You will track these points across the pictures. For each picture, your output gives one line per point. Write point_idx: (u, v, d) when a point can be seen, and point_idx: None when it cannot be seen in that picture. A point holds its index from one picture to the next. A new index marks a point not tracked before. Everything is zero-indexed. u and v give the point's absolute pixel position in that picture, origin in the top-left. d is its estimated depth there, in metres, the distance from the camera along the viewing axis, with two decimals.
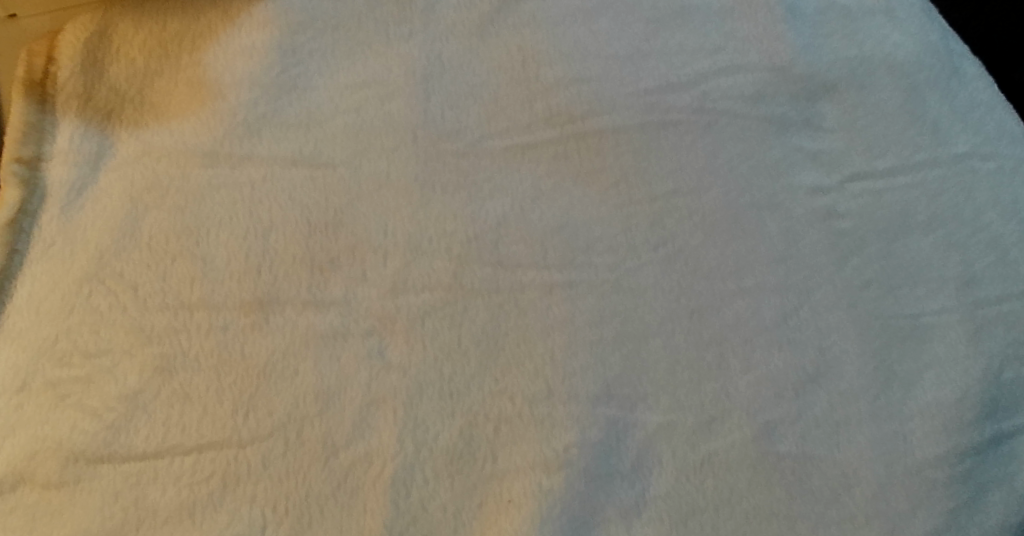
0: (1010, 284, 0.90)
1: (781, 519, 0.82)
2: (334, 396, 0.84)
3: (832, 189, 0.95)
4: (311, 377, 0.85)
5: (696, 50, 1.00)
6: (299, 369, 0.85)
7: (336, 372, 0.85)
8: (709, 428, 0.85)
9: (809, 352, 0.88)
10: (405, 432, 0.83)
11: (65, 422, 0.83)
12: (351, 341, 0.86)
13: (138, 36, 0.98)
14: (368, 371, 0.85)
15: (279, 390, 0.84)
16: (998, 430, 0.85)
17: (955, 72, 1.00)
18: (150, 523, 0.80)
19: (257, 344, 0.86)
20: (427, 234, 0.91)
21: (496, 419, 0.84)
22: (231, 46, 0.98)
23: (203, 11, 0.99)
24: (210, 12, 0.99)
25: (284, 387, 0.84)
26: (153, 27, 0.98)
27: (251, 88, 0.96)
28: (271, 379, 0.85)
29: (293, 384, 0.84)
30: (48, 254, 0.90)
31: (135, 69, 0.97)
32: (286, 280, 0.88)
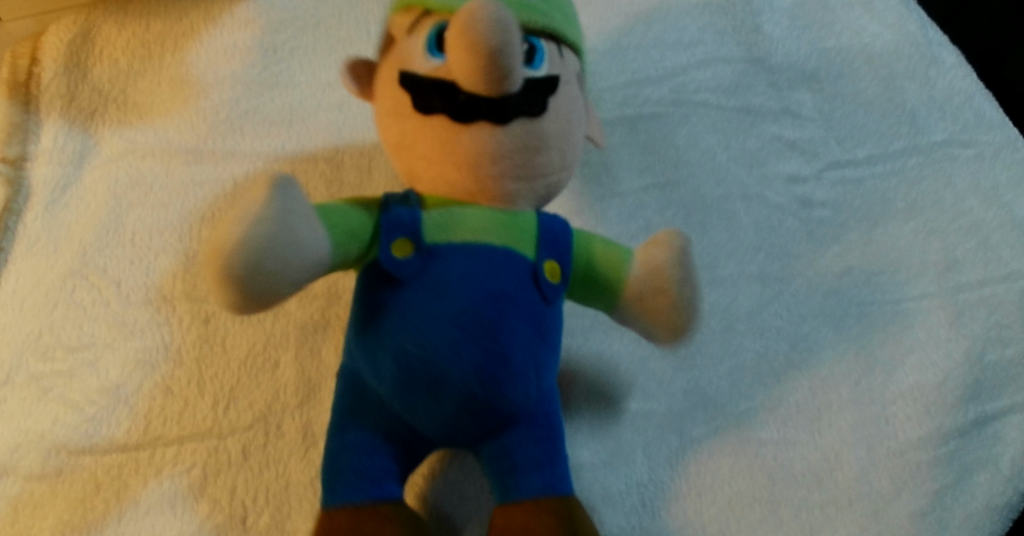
0: (990, 269, 0.90)
1: (763, 504, 0.82)
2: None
3: (810, 177, 0.95)
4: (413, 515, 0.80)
5: (676, 43, 1.00)
6: (560, 516, 0.79)
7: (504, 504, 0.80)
8: (690, 416, 0.85)
9: (789, 339, 0.88)
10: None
11: (47, 415, 0.83)
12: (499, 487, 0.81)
13: (230, 276, 0.75)
14: (583, 530, 0.78)
15: (505, 518, 0.79)
16: (981, 412, 0.85)
17: (933, 61, 1.00)
18: (131, 514, 0.80)
19: (358, 460, 0.79)
20: (552, 434, 0.82)
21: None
22: (416, 371, 0.78)
23: (411, 277, 0.80)
24: (395, 299, 0.79)
25: (524, 519, 0.79)
26: (290, 270, 0.76)
27: (424, 398, 0.78)
28: (512, 520, 0.79)
29: (530, 518, 0.78)
30: (34, 251, 0.91)
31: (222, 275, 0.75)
32: (443, 425, 0.80)
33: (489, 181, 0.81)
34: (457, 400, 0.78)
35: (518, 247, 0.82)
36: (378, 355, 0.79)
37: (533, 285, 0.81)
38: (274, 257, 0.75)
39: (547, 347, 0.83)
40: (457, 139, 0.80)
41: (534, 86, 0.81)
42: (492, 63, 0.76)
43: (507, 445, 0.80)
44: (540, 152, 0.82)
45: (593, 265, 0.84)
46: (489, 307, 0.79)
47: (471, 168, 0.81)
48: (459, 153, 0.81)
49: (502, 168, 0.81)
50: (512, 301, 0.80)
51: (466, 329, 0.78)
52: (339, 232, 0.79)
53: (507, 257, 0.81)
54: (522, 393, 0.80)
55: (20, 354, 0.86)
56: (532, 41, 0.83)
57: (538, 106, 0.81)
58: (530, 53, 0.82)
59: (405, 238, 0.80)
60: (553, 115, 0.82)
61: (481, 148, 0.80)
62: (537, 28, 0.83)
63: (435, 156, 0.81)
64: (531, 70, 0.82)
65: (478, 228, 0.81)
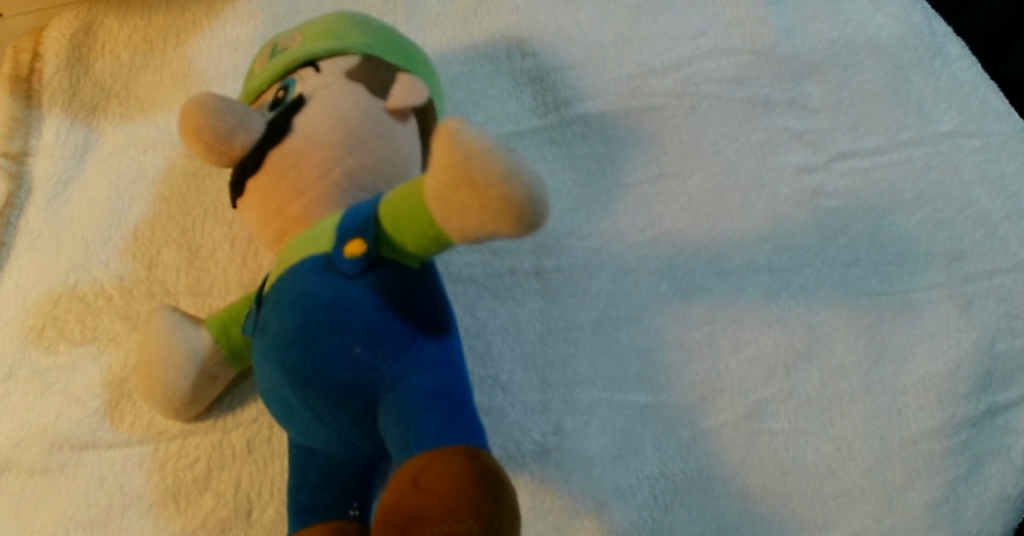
0: (1000, 259, 0.89)
1: (775, 496, 0.81)
2: (414, 503, 0.66)
3: (817, 167, 0.94)
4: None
5: (679, 35, 1.00)
6: (433, 463, 0.68)
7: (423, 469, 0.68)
8: (700, 408, 0.83)
9: (800, 331, 0.86)
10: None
11: (51, 409, 0.83)
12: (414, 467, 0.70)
13: (166, 388, 0.78)
14: (437, 482, 0.67)
15: (380, 503, 0.68)
16: (992, 403, 0.84)
17: (938, 52, 0.99)
18: (136, 508, 0.79)
19: (309, 518, 0.74)
20: (455, 398, 0.71)
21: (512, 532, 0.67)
22: (296, 406, 0.74)
23: (252, 332, 0.76)
24: (260, 344, 0.75)
25: (391, 502, 0.67)
26: (195, 375, 0.78)
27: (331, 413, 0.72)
28: (384, 508, 0.68)
29: (396, 496, 0.67)
30: (35, 245, 0.90)
31: (153, 397, 0.79)
32: (369, 440, 0.73)
33: (289, 212, 0.82)
34: (352, 413, 0.72)
35: (312, 250, 0.75)
36: (273, 398, 0.75)
37: (330, 275, 0.74)
38: (190, 367, 0.78)
39: (381, 320, 0.73)
40: (268, 183, 0.83)
41: (279, 120, 0.83)
42: (212, 141, 0.82)
43: (394, 422, 0.70)
44: (303, 164, 0.82)
45: (395, 206, 0.73)
46: (313, 316, 0.73)
47: (281, 213, 0.83)
48: (274, 195, 0.83)
49: (291, 197, 0.82)
50: (351, 307, 0.72)
51: (307, 357, 0.72)
52: (222, 333, 0.80)
53: (313, 265, 0.74)
54: (370, 379, 0.71)
55: (24, 351, 0.85)
56: (285, 82, 0.85)
57: (287, 130, 0.83)
58: (282, 92, 0.85)
59: (251, 306, 0.78)
60: (299, 133, 0.83)
61: (285, 180, 0.82)
62: (287, 70, 0.86)
63: (265, 218, 0.84)
64: (281, 105, 0.84)
65: (290, 254, 0.76)
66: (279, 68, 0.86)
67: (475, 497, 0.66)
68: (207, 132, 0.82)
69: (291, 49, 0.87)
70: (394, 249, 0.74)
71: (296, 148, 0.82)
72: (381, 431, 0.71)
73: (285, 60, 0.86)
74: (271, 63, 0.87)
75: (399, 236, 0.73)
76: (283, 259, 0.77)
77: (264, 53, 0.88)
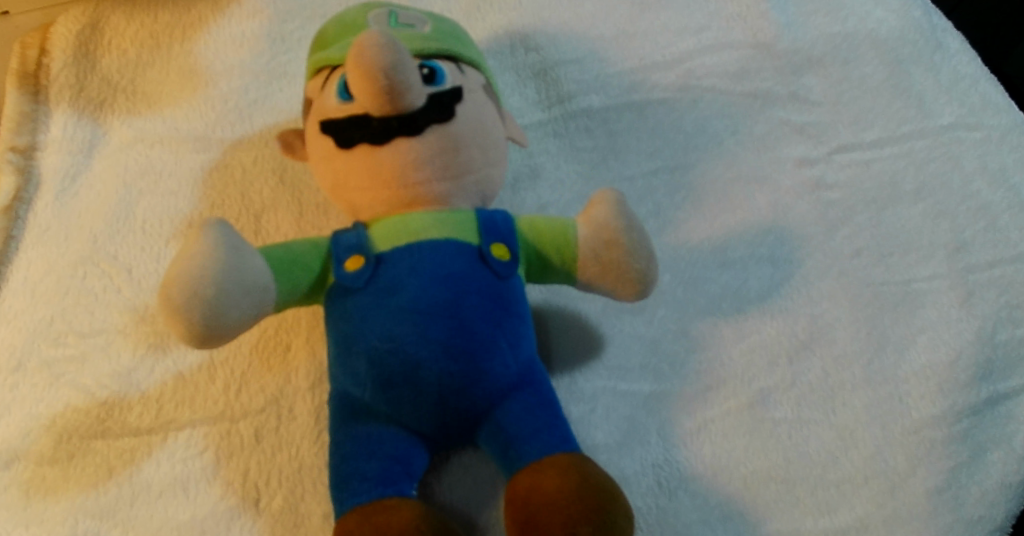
0: (1000, 250, 0.90)
1: (779, 483, 0.81)
2: (591, 492, 0.71)
3: (818, 159, 0.95)
4: (434, 513, 0.73)
5: (682, 29, 1.01)
6: (587, 464, 0.73)
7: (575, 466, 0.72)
8: (704, 397, 0.83)
9: (802, 321, 0.87)
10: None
11: (60, 400, 0.83)
12: (510, 461, 0.75)
13: (207, 314, 0.73)
14: (603, 480, 0.72)
15: (534, 483, 0.72)
16: (993, 392, 0.84)
17: (938, 47, 1.00)
18: (144, 497, 0.80)
19: (383, 490, 0.73)
20: (554, 408, 0.76)
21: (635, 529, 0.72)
22: (412, 373, 0.74)
23: (362, 285, 0.76)
24: (379, 306, 0.75)
25: (558, 485, 0.71)
26: (245, 309, 0.74)
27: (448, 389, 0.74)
28: (546, 490, 0.71)
29: (565, 481, 0.71)
30: (43, 238, 0.91)
31: (175, 315, 0.73)
32: (460, 424, 0.76)
33: (415, 189, 0.78)
34: (472, 398, 0.75)
35: (459, 235, 0.77)
36: (369, 360, 0.74)
37: (480, 266, 0.77)
38: (242, 298, 0.74)
39: (523, 327, 0.77)
40: (393, 151, 0.77)
41: (437, 101, 0.78)
42: (394, 89, 0.74)
43: (501, 421, 0.75)
44: (458, 154, 0.78)
45: (544, 234, 0.79)
46: (465, 298, 0.75)
47: (399, 183, 0.77)
48: (396, 165, 0.77)
49: (427, 175, 0.78)
50: (499, 301, 0.76)
51: (459, 333, 0.74)
52: (286, 278, 0.76)
53: (459, 249, 0.77)
54: (505, 377, 0.75)
55: (32, 344, 0.86)
56: (430, 63, 0.79)
57: (448, 114, 0.78)
58: (431, 73, 0.78)
59: (350, 256, 0.77)
60: (462, 121, 0.78)
61: (408, 156, 0.77)
62: (434, 53, 0.80)
63: (372, 182, 0.78)
64: (433, 86, 0.78)
65: (428, 226, 0.77)
66: (424, 47, 0.79)
67: (620, 501, 0.71)
68: (393, 76, 0.73)
69: (424, 33, 0.80)
70: (522, 265, 0.79)
71: (455, 134, 0.78)
72: (485, 422, 0.76)
73: (426, 40, 0.80)
74: (399, 32, 0.80)
75: (537, 262, 0.79)
76: (398, 224, 0.77)
77: (383, 20, 0.81)
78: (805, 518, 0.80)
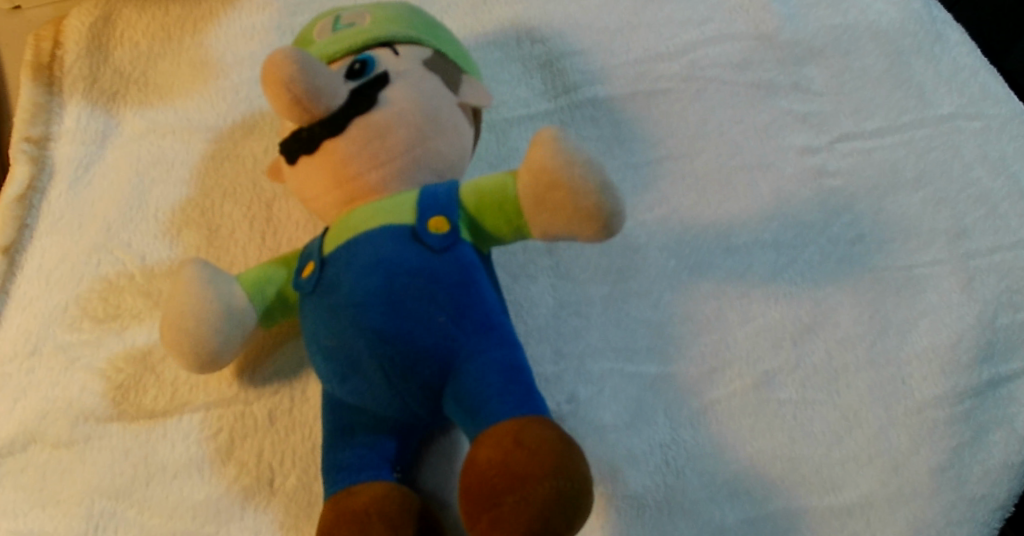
0: (1001, 236, 0.90)
1: (784, 462, 0.82)
2: (519, 459, 0.67)
3: (821, 148, 0.95)
4: (408, 496, 0.72)
5: (685, 21, 1.02)
6: (529, 426, 0.69)
7: (511, 432, 0.68)
8: (710, 379, 0.85)
9: (806, 304, 0.87)
10: (551, 507, 0.66)
11: (76, 384, 0.85)
12: (471, 433, 0.71)
13: (193, 341, 0.75)
14: (540, 443, 0.68)
15: (471, 456, 0.69)
16: (994, 374, 0.85)
17: (938, 38, 1.00)
18: (159, 478, 0.81)
19: (357, 477, 0.73)
20: (509, 371, 0.72)
21: (585, 493, 0.67)
22: (360, 368, 0.73)
23: (311, 289, 0.76)
24: (323, 305, 0.75)
25: (489, 456, 0.68)
26: (231, 334, 0.76)
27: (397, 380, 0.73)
28: (479, 461, 0.68)
29: (496, 451, 0.68)
30: (57, 226, 0.92)
31: (174, 349, 0.76)
32: (424, 405, 0.73)
33: (354, 182, 0.77)
34: (420, 379, 0.72)
35: (394, 218, 0.75)
36: (323, 358, 0.75)
37: (415, 246, 0.74)
38: (223, 322, 0.76)
39: (475, 294, 0.74)
40: (326, 153, 0.77)
41: (359, 93, 0.77)
42: (301, 98, 0.75)
43: (456, 395, 0.72)
44: (387, 139, 0.77)
45: (483, 196, 0.75)
46: (398, 282, 0.73)
47: (339, 180, 0.77)
48: (332, 164, 0.77)
49: (360, 166, 0.77)
50: (436, 278, 0.73)
51: (392, 319, 0.72)
52: (257, 295, 0.78)
53: (393, 233, 0.74)
54: (448, 352, 0.72)
55: (48, 329, 0.87)
56: (361, 57, 0.79)
57: (370, 102, 0.77)
58: (360, 67, 0.78)
59: (306, 263, 0.77)
60: (388, 107, 0.77)
61: (339, 153, 0.77)
62: (365, 47, 0.79)
63: (318, 186, 0.78)
64: (360, 79, 0.78)
65: (366, 219, 0.76)
66: (354, 44, 0.79)
67: (565, 458, 0.67)
68: (295, 87, 0.74)
69: (360, 29, 0.80)
70: (469, 232, 0.76)
71: (380, 121, 0.77)
72: (446, 398, 0.73)
73: (358, 36, 0.80)
74: (335, 37, 0.80)
75: (485, 227, 0.76)
76: (343, 224, 0.77)
77: (325, 26, 0.81)
78: (810, 496, 0.81)
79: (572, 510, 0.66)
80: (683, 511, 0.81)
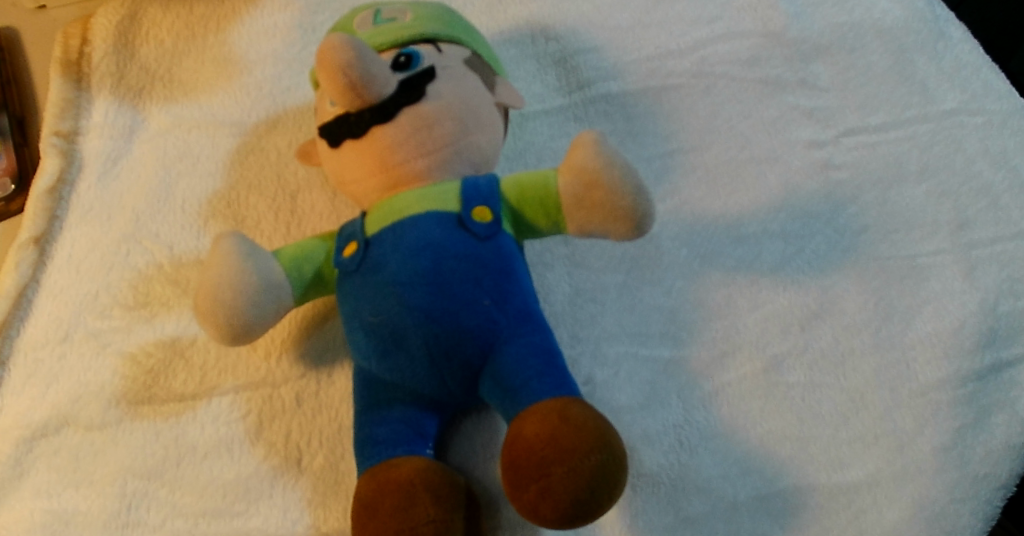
0: (1001, 227, 0.92)
1: (792, 442, 0.85)
2: (567, 433, 0.71)
3: (827, 142, 0.97)
4: (440, 470, 0.76)
5: (695, 19, 1.04)
6: (570, 405, 0.73)
7: (554, 410, 0.72)
8: (721, 362, 0.87)
9: (813, 292, 0.90)
10: (596, 478, 0.70)
11: (107, 369, 0.88)
12: (508, 412, 0.76)
13: (230, 311, 0.78)
14: (584, 420, 0.72)
15: (517, 431, 0.73)
16: (996, 359, 0.87)
17: (941, 36, 1.02)
18: (190, 458, 0.84)
19: (394, 451, 0.76)
20: (548, 355, 0.76)
21: (623, 466, 0.72)
22: (402, 342, 0.76)
23: (355, 267, 0.79)
24: (366, 284, 0.78)
25: (537, 430, 0.72)
26: (266, 305, 0.79)
27: (439, 357, 0.76)
28: (527, 435, 0.72)
29: (543, 425, 0.72)
30: (87, 217, 0.95)
31: (208, 319, 0.78)
32: (461, 384, 0.77)
33: (399, 168, 0.80)
34: (462, 359, 0.76)
35: (439, 205, 0.79)
36: (365, 334, 0.78)
37: (460, 232, 0.78)
38: (260, 295, 0.78)
39: (515, 282, 0.78)
40: (373, 139, 0.80)
41: (408, 84, 0.80)
42: (356, 83, 0.77)
43: (496, 375, 0.76)
44: (434, 129, 0.80)
45: (525, 191, 0.80)
46: (445, 265, 0.77)
47: (384, 165, 0.80)
48: (377, 150, 0.80)
49: (406, 154, 0.80)
50: (481, 262, 0.77)
51: (439, 299, 0.76)
52: (294, 270, 0.81)
53: (439, 219, 0.78)
54: (493, 332, 0.76)
55: (80, 316, 0.90)
56: (407, 50, 0.81)
57: (420, 93, 0.80)
58: (407, 59, 0.80)
59: (347, 244, 0.80)
60: (435, 99, 0.80)
61: (386, 140, 0.79)
62: (410, 41, 0.82)
63: (361, 170, 0.81)
64: (408, 71, 0.80)
65: (411, 204, 0.79)
66: (400, 37, 0.82)
67: (606, 436, 0.72)
68: (351, 72, 0.76)
69: (403, 24, 0.82)
70: (508, 224, 0.80)
71: (428, 112, 0.79)
72: (484, 377, 0.77)
73: (403, 30, 0.82)
74: (378, 30, 0.82)
75: (523, 220, 0.80)
76: (386, 207, 0.80)
77: (367, 19, 0.83)
78: (818, 474, 0.84)
79: (612, 482, 0.71)
80: (696, 489, 0.84)
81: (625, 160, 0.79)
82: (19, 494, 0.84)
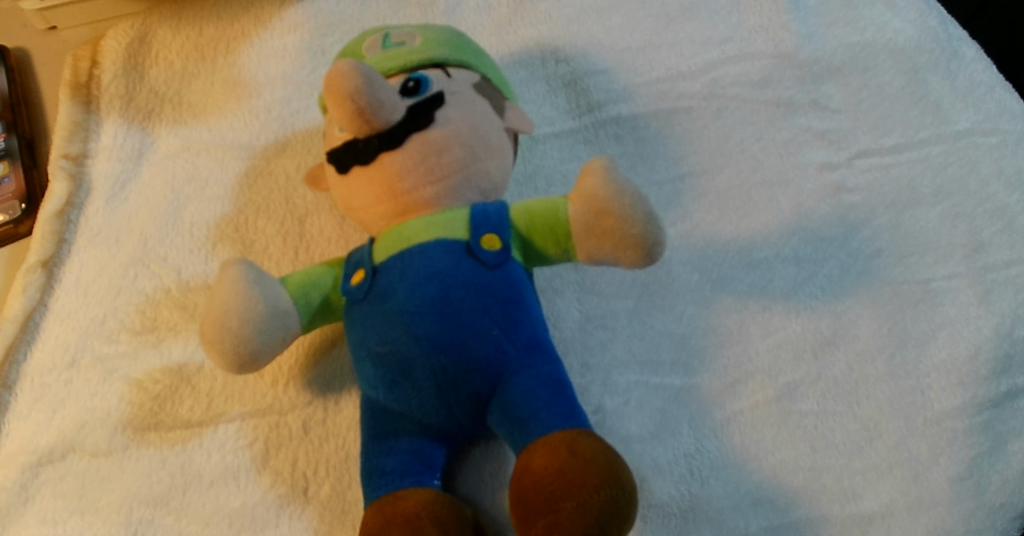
0: (1016, 250, 0.90)
1: (806, 471, 0.84)
2: (575, 467, 0.70)
3: (840, 165, 0.96)
4: (448, 502, 0.75)
5: (705, 41, 1.03)
6: (579, 438, 0.72)
7: (563, 445, 0.72)
8: (732, 390, 0.86)
9: (826, 318, 0.89)
10: (604, 513, 0.69)
11: (114, 394, 0.87)
12: (517, 443, 0.75)
13: (238, 340, 0.77)
14: (594, 453, 0.71)
15: (526, 463, 0.72)
16: (1013, 385, 0.85)
17: (954, 55, 1.00)
18: (196, 486, 0.83)
19: (401, 482, 0.75)
20: (558, 385, 0.76)
21: (633, 502, 0.71)
22: (409, 372, 0.76)
23: (362, 296, 0.78)
24: (373, 313, 0.77)
25: (545, 463, 0.71)
26: (272, 333, 0.78)
27: (445, 386, 0.75)
28: (535, 469, 0.71)
29: (552, 458, 0.71)
30: (95, 240, 0.95)
31: (214, 347, 0.78)
32: (469, 414, 0.76)
33: (406, 197, 0.79)
34: (470, 389, 0.75)
35: (448, 232, 0.78)
36: (374, 364, 0.77)
37: (469, 260, 0.77)
38: (268, 323, 0.78)
39: (524, 311, 0.77)
40: (381, 166, 0.79)
41: (416, 110, 0.79)
42: (364, 110, 0.76)
43: (504, 404, 0.75)
44: (442, 156, 0.79)
45: (535, 218, 0.79)
46: (454, 294, 0.76)
47: (392, 193, 0.79)
48: (385, 177, 0.79)
49: (414, 181, 0.79)
50: (490, 291, 0.76)
51: (447, 328, 0.75)
52: (301, 298, 0.80)
53: (448, 247, 0.77)
54: (501, 362, 0.75)
55: (86, 341, 0.90)
56: (415, 75, 0.80)
57: (428, 119, 0.79)
58: (415, 85, 0.80)
59: (355, 271, 0.79)
60: (444, 125, 0.79)
61: (394, 167, 0.79)
62: (418, 66, 0.81)
63: (370, 197, 0.80)
64: (416, 96, 0.79)
65: (419, 231, 0.78)
66: (408, 62, 0.81)
67: (615, 469, 0.71)
68: (360, 99, 0.75)
69: (412, 48, 0.82)
70: (516, 252, 0.79)
71: (437, 138, 0.79)
72: (492, 408, 0.76)
73: (411, 55, 0.81)
74: (387, 54, 0.82)
75: (532, 246, 0.79)
76: (394, 235, 0.79)
77: (375, 43, 0.83)
78: (831, 505, 0.83)
79: (621, 518, 0.70)
80: (707, 519, 0.83)
81: (635, 185, 0.78)
82: (23, 521, 0.84)
